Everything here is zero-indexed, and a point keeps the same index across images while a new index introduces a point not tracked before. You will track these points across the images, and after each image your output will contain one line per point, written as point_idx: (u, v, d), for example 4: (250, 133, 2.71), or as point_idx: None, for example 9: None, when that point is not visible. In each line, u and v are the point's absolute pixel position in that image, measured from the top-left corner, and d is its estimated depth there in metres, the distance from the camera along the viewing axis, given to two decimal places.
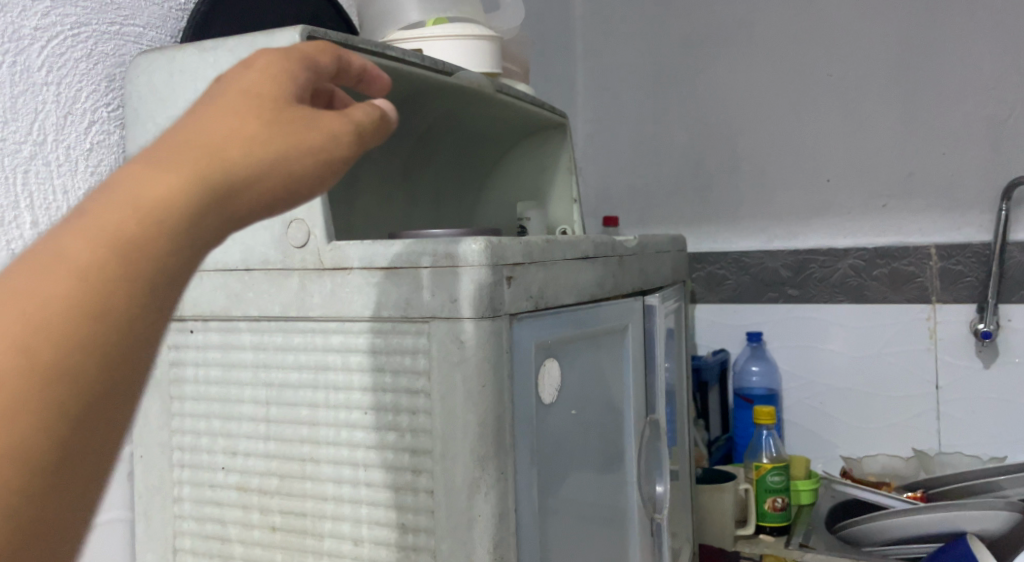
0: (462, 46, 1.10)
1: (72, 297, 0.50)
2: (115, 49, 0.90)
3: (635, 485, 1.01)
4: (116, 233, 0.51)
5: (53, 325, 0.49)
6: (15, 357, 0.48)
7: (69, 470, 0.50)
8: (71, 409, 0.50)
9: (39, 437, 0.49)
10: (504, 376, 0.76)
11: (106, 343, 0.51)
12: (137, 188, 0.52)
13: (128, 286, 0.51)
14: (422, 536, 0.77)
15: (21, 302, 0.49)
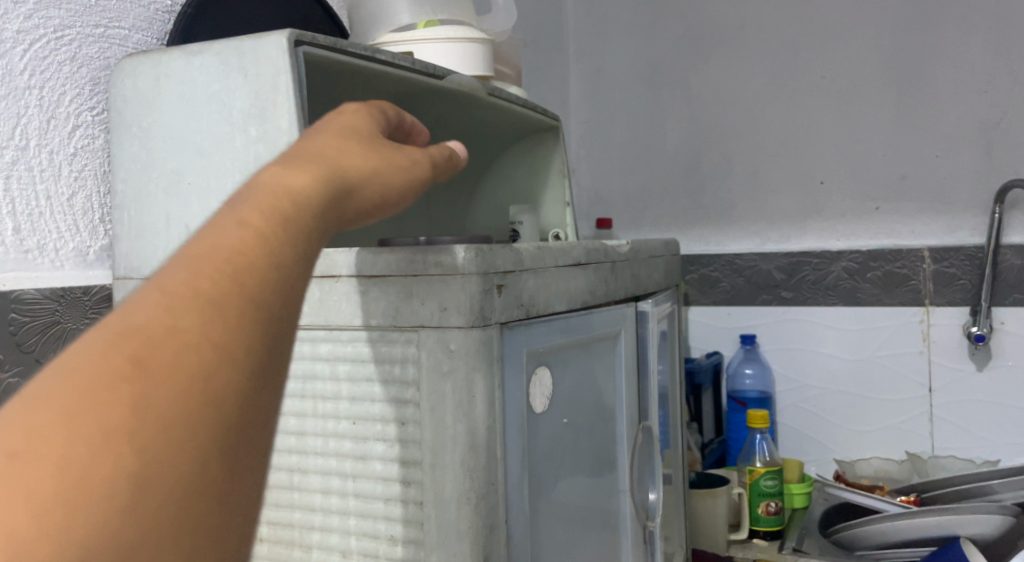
0: (452, 49, 1.09)
1: (241, 271, 0.52)
2: (99, 52, 0.89)
3: (627, 493, 1.00)
4: (272, 213, 0.55)
5: (228, 296, 0.52)
6: (196, 322, 0.50)
7: (240, 447, 0.51)
8: (244, 381, 0.51)
9: (216, 408, 0.50)
10: (494, 386, 0.76)
11: (273, 318, 0.53)
12: (289, 180, 0.57)
13: (286, 264, 0.54)
14: (411, 548, 0.76)
15: (196, 272, 0.51)
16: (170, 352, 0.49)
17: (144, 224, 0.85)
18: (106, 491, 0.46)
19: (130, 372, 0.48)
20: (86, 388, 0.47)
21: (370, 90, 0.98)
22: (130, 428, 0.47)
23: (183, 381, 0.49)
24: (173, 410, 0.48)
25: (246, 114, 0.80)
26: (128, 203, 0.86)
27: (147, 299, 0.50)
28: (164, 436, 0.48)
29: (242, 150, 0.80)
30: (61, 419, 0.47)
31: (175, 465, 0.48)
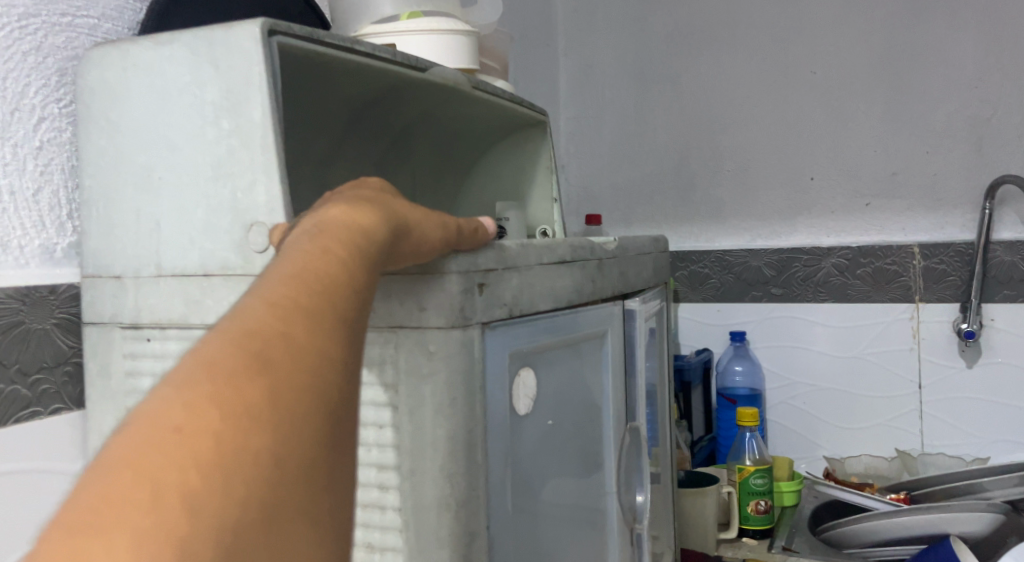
0: (434, 42, 1.07)
1: (332, 286, 0.59)
2: (66, 42, 0.86)
3: (614, 495, 0.98)
4: (346, 242, 0.62)
5: (326, 306, 0.58)
6: (308, 327, 0.56)
7: (339, 438, 0.57)
8: (342, 380, 0.57)
9: (324, 399, 0.56)
10: (475, 387, 0.73)
11: (357, 329, 0.60)
12: (358, 212, 0.64)
13: (362, 285, 0.61)
14: (389, 555, 0.73)
15: (299, 284, 0.58)
16: (289, 350, 0.55)
17: (113, 221, 0.82)
18: (249, 466, 0.52)
19: (262, 364, 0.54)
20: (224, 377, 0.53)
21: (351, 83, 0.95)
22: (265, 412, 0.53)
23: (301, 374, 0.55)
24: (296, 399, 0.54)
25: (218, 107, 0.77)
26: (95, 198, 0.83)
27: (260, 305, 0.56)
28: (290, 422, 0.54)
29: (213, 143, 0.77)
30: (205, 405, 0.52)
31: (298, 448, 0.54)
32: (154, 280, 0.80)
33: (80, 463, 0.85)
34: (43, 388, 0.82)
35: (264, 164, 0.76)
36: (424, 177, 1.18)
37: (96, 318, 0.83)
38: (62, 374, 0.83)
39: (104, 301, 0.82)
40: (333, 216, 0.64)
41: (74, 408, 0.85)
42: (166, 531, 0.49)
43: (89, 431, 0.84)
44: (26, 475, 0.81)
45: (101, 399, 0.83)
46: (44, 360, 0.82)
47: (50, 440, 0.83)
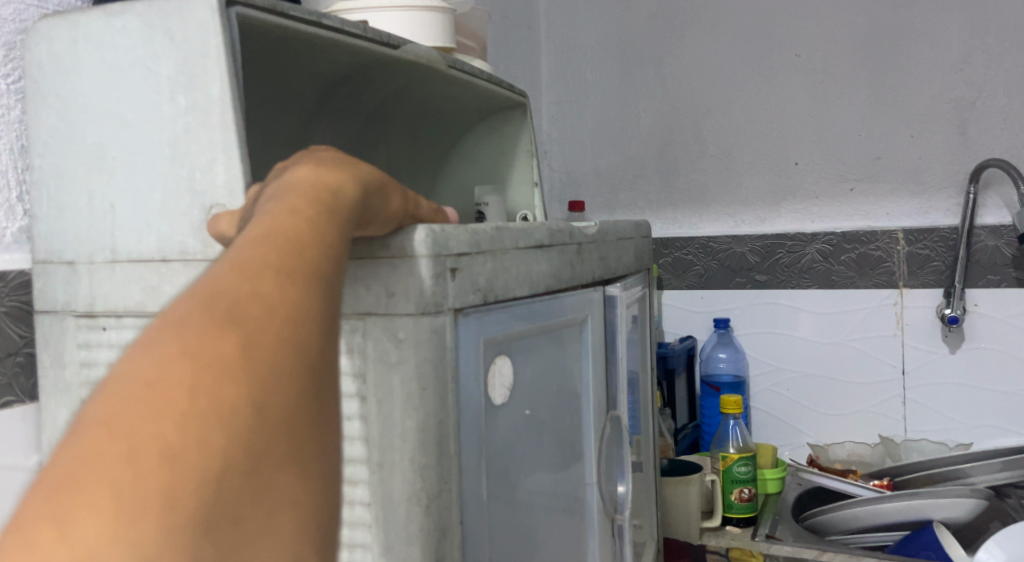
0: (405, 18, 1.02)
1: (305, 238, 0.56)
2: (14, 14, 0.82)
3: (595, 487, 0.94)
4: (314, 198, 0.59)
5: (299, 256, 0.55)
6: (283, 276, 0.53)
7: (328, 385, 0.53)
8: (327, 326, 0.54)
9: (306, 347, 0.52)
10: (447, 377, 0.69)
11: (336, 280, 0.56)
12: (325, 174, 0.61)
13: (335, 239, 0.58)
14: (359, 553, 0.69)
15: (269, 239, 0.55)
16: (262, 300, 0.52)
17: (65, 203, 0.78)
18: (229, 415, 0.48)
19: (235, 314, 0.51)
20: (194, 333, 0.49)
21: (318, 61, 0.91)
22: (242, 363, 0.49)
23: (278, 323, 0.51)
24: (274, 349, 0.51)
25: (174, 82, 0.73)
26: (46, 179, 0.78)
27: (231, 262, 0.53)
28: (270, 372, 0.50)
29: (170, 121, 0.73)
30: (177, 361, 0.48)
31: (282, 397, 0.50)
32: (109, 266, 0.76)
33: (34, 459, 0.81)
34: None
35: (223, 143, 0.72)
36: (400, 159, 1.14)
37: (47, 306, 0.79)
38: (13, 364, 0.79)
39: (57, 289, 0.78)
40: (301, 177, 0.61)
41: (27, 400, 0.80)
42: (145, 491, 0.46)
43: (43, 425, 0.80)
44: None
45: (54, 392, 0.79)
46: None
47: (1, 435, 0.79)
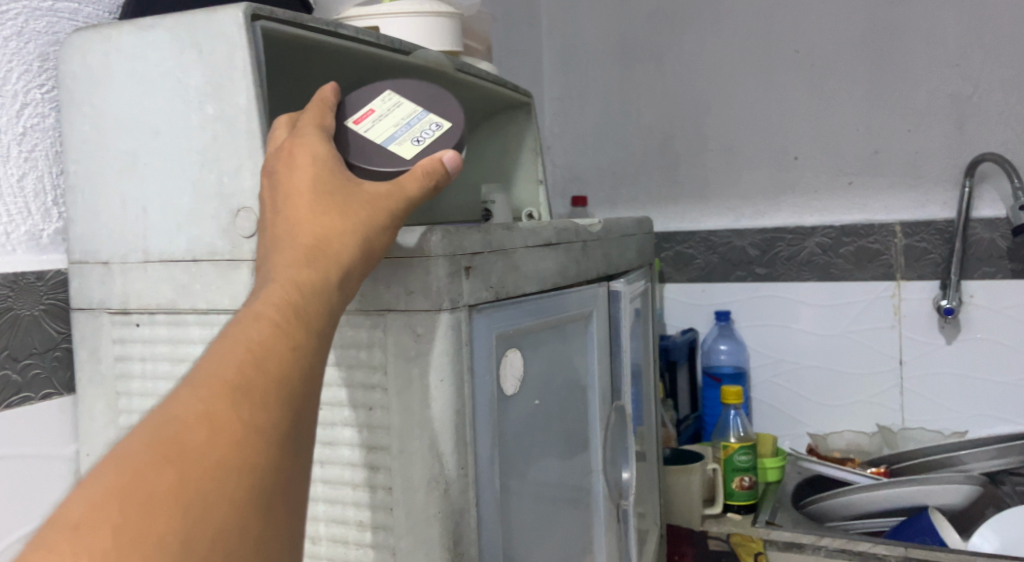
0: (417, 25, 1.07)
1: (263, 356, 0.61)
2: (48, 26, 0.85)
3: (601, 473, 0.99)
4: (279, 304, 0.63)
5: (253, 375, 0.60)
6: (228, 406, 0.59)
7: (277, 503, 0.60)
8: (275, 448, 0.60)
9: (249, 473, 0.59)
10: (463, 368, 0.74)
11: (295, 391, 0.62)
12: (295, 269, 0.65)
13: (298, 347, 0.63)
14: (381, 533, 0.73)
15: (221, 366, 0.60)
16: (205, 432, 0.58)
17: (99, 206, 0.82)
18: (155, 548, 0.55)
19: (173, 451, 0.57)
20: (139, 468, 0.57)
21: (334, 67, 0.95)
22: (181, 497, 0.57)
23: (220, 454, 0.58)
24: (214, 480, 0.58)
25: (202, 93, 0.77)
26: (81, 184, 0.83)
27: (184, 393, 0.59)
28: (208, 503, 0.57)
29: (198, 129, 0.78)
30: (120, 497, 0.56)
31: (221, 524, 0.57)
32: (142, 266, 0.80)
33: (72, 448, 0.85)
34: (33, 373, 0.82)
35: (250, 149, 0.76)
36: None
37: (84, 304, 0.83)
38: (52, 359, 0.84)
39: (92, 287, 0.83)
40: (270, 278, 0.65)
41: (64, 393, 0.84)
42: None
43: (81, 416, 0.84)
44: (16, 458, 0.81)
45: (92, 384, 0.84)
46: (33, 345, 0.82)
47: (41, 426, 0.83)
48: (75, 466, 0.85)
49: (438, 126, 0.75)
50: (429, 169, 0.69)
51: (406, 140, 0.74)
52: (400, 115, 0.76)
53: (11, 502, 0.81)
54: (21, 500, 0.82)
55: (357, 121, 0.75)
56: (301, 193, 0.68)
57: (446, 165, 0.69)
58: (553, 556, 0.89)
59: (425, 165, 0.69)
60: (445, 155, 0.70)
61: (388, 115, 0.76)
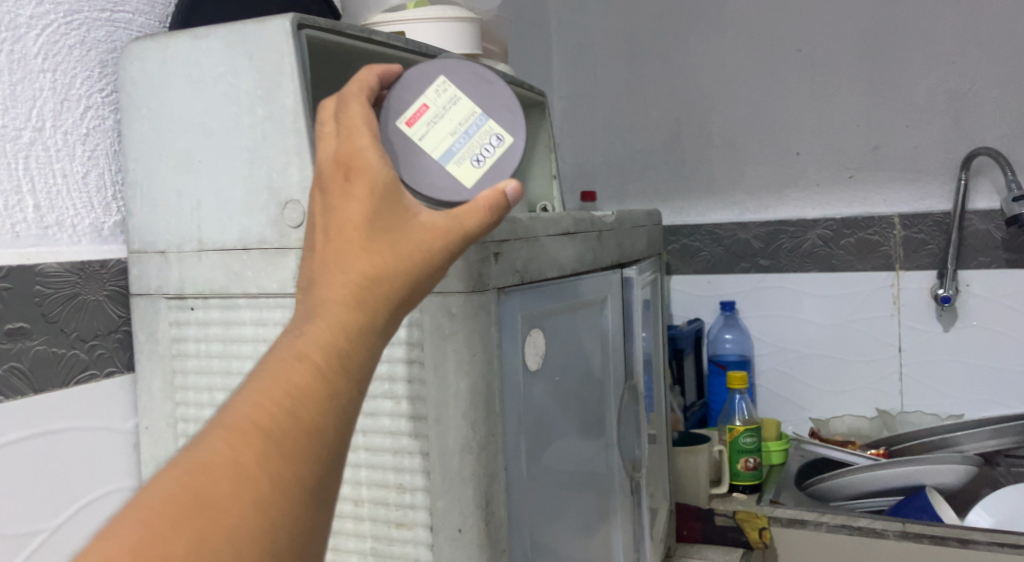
0: (442, 30, 1.13)
1: (299, 405, 0.64)
2: (107, 35, 0.93)
3: (615, 447, 1.06)
4: (322, 348, 0.65)
5: (287, 428, 0.63)
6: (257, 459, 0.62)
7: (296, 556, 0.62)
8: (301, 501, 0.62)
9: (273, 524, 0.61)
10: (492, 345, 0.81)
11: (327, 443, 0.64)
12: (337, 310, 0.66)
13: (334, 398, 0.65)
14: (419, 495, 0.81)
15: (254, 415, 0.63)
16: (235, 482, 0.61)
17: (156, 200, 0.90)
18: None
19: (198, 504, 0.60)
20: (167, 513, 0.60)
21: None
22: (205, 545, 0.59)
23: (247, 504, 0.61)
24: (235, 536, 0.60)
25: (252, 95, 0.85)
26: (139, 180, 0.91)
27: (216, 440, 0.62)
28: (230, 553, 0.60)
29: (248, 129, 0.85)
30: (147, 537, 0.59)
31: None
32: (197, 254, 0.88)
33: (132, 422, 0.93)
34: (99, 352, 0.90)
35: (297, 147, 0.83)
36: None
37: (142, 290, 0.91)
38: (114, 340, 0.91)
39: (151, 274, 0.90)
40: (311, 317, 0.66)
41: (125, 371, 0.92)
42: None
43: (141, 392, 0.92)
44: (84, 431, 0.88)
45: (150, 362, 0.92)
46: (97, 328, 0.90)
47: (106, 401, 0.91)
48: (135, 438, 0.93)
49: (496, 139, 0.81)
50: (491, 202, 0.70)
51: (465, 154, 0.80)
52: (456, 117, 0.81)
53: (83, 469, 0.88)
54: (90, 468, 0.89)
55: (410, 120, 0.80)
56: (353, 223, 0.68)
57: (508, 198, 0.70)
58: (573, 523, 0.97)
59: (486, 197, 0.70)
60: (508, 186, 0.71)
61: (444, 117, 0.81)
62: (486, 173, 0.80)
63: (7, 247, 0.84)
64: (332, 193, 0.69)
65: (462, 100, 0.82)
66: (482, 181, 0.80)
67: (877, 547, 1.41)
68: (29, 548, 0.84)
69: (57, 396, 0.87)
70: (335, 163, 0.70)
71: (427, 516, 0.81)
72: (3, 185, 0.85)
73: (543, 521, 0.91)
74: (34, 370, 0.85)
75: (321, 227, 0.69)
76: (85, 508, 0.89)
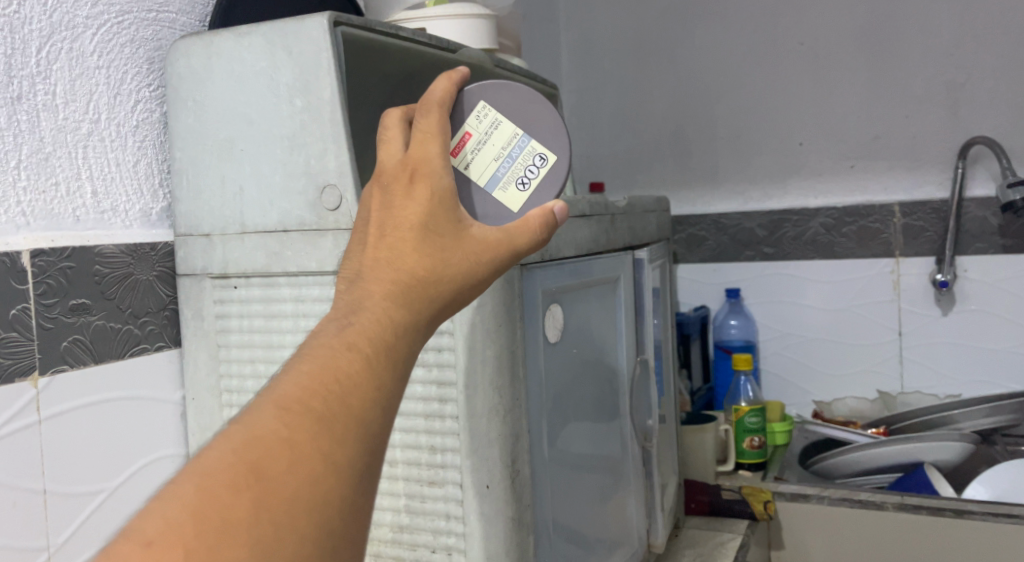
0: (463, 26, 1.15)
1: (351, 391, 0.67)
2: (153, 34, 1.00)
3: (628, 418, 1.13)
4: (372, 339, 0.69)
5: (338, 412, 0.66)
6: (311, 439, 0.65)
7: (342, 536, 0.65)
8: (351, 483, 0.66)
9: (324, 504, 0.64)
10: (515, 317, 0.89)
11: (376, 430, 0.68)
12: (388, 304, 0.71)
13: (384, 388, 0.69)
14: (450, 455, 0.88)
15: (309, 397, 0.66)
16: (291, 460, 0.64)
17: (201, 187, 0.97)
18: None
19: (255, 476, 0.63)
20: (226, 487, 0.62)
21: None
22: (262, 519, 0.62)
23: (302, 482, 0.64)
24: (288, 510, 0.63)
25: (292, 88, 0.91)
26: (185, 167, 0.97)
27: (270, 417, 0.65)
28: (285, 529, 0.63)
29: (288, 119, 0.92)
30: (205, 504, 0.62)
31: (295, 550, 0.63)
32: (239, 237, 0.95)
33: (178, 394, 1.00)
34: (148, 328, 0.97)
35: (334, 136, 0.90)
36: None
37: (188, 271, 0.98)
38: (163, 317, 0.99)
39: (196, 256, 0.97)
40: (362, 308, 0.70)
41: (172, 346, 1.00)
42: None
43: (186, 365, 1.00)
44: (137, 401, 0.96)
45: (196, 337, 0.99)
46: (149, 306, 0.97)
47: (155, 374, 0.98)
48: (181, 408, 1.01)
49: (540, 159, 0.87)
50: (541, 222, 0.79)
51: (510, 178, 0.87)
52: (498, 141, 0.87)
53: (135, 437, 0.96)
54: (142, 436, 0.97)
55: (456, 150, 0.86)
56: (410, 223, 0.73)
57: (556, 218, 0.79)
58: (590, 488, 1.03)
59: (533, 217, 0.78)
60: (556, 207, 0.80)
61: (487, 142, 0.87)
62: (533, 194, 0.87)
63: (69, 229, 0.92)
64: (390, 193, 0.74)
65: (504, 123, 0.87)
66: (528, 204, 0.86)
67: (877, 518, 1.47)
68: (90, 507, 0.92)
69: (114, 366, 0.94)
70: (400, 166, 0.75)
71: (458, 474, 0.88)
72: (65, 172, 0.92)
73: (562, 485, 0.98)
74: (95, 342, 0.92)
75: (379, 224, 0.74)
76: (137, 472, 0.96)
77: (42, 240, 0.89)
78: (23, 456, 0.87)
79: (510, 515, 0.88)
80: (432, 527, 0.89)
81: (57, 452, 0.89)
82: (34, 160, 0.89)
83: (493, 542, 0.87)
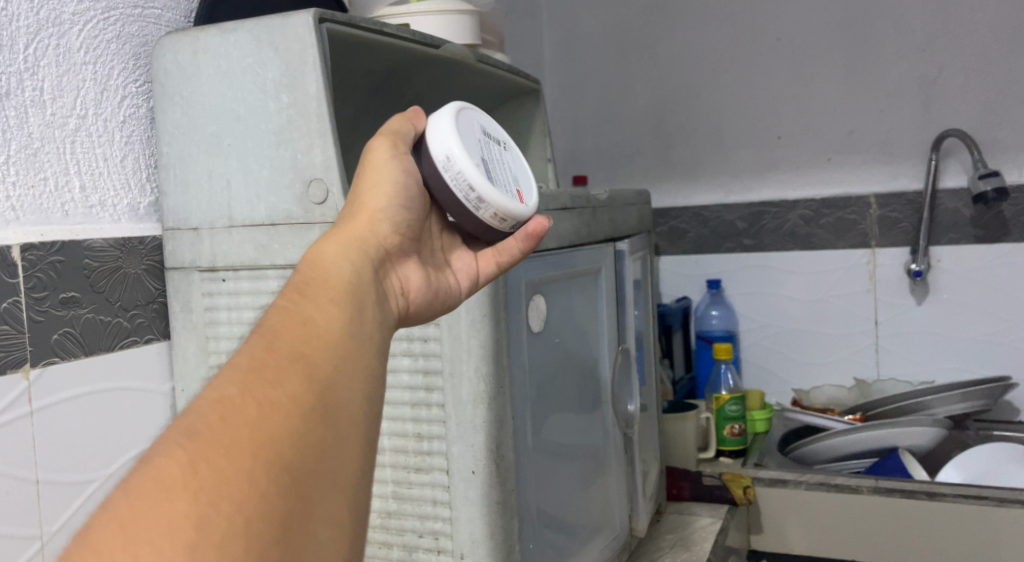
0: (443, 21, 1.16)
1: (281, 334, 0.64)
2: (139, 30, 1.02)
3: (609, 405, 1.16)
4: (302, 287, 0.68)
5: (268, 356, 0.63)
6: (239, 388, 0.61)
7: (307, 474, 0.60)
8: (299, 417, 0.61)
9: (274, 443, 0.60)
10: (500, 307, 0.91)
11: (319, 365, 0.64)
12: (316, 257, 0.71)
13: (315, 320, 0.66)
14: (436, 442, 0.92)
15: (237, 355, 0.63)
16: (222, 412, 0.60)
17: (189, 181, 0.98)
18: (176, 529, 0.56)
19: (189, 437, 0.59)
20: (162, 455, 0.58)
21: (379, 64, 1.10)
22: (201, 470, 0.58)
23: (240, 428, 0.59)
24: (232, 456, 0.58)
25: (278, 84, 0.93)
26: (173, 163, 0.99)
27: (205, 389, 0.62)
28: (231, 474, 0.58)
29: (275, 115, 0.93)
30: (144, 477, 0.57)
31: (247, 493, 0.58)
32: (228, 231, 0.96)
33: (167, 385, 1.02)
34: (139, 321, 0.99)
35: (320, 131, 0.91)
36: None
37: (177, 264, 1.00)
38: (152, 310, 1.01)
39: (185, 249, 0.99)
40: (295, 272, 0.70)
41: (161, 338, 1.02)
42: None
43: (176, 357, 1.02)
44: (128, 393, 0.98)
45: (186, 329, 1.01)
46: (137, 298, 0.99)
47: (146, 366, 1.00)
48: (171, 400, 1.03)
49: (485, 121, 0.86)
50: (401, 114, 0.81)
51: (485, 141, 0.83)
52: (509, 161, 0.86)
53: (127, 427, 0.98)
54: (135, 426, 0.99)
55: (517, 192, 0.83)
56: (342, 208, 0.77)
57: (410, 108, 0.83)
58: (572, 477, 1.06)
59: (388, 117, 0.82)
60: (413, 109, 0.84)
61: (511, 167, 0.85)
62: (467, 118, 0.83)
63: (58, 223, 0.93)
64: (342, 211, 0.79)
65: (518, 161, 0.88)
66: (461, 120, 0.82)
67: (853, 502, 1.50)
68: (84, 494, 0.94)
69: (105, 358, 0.96)
70: None
71: (444, 460, 0.92)
72: (54, 168, 0.93)
73: (545, 475, 1.00)
74: (85, 335, 0.94)
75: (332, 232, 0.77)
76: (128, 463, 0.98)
77: (32, 234, 0.90)
78: (16, 448, 0.88)
79: (496, 499, 0.90)
80: (419, 512, 0.93)
81: (49, 442, 0.91)
82: (22, 156, 0.90)
83: (478, 526, 0.90)
